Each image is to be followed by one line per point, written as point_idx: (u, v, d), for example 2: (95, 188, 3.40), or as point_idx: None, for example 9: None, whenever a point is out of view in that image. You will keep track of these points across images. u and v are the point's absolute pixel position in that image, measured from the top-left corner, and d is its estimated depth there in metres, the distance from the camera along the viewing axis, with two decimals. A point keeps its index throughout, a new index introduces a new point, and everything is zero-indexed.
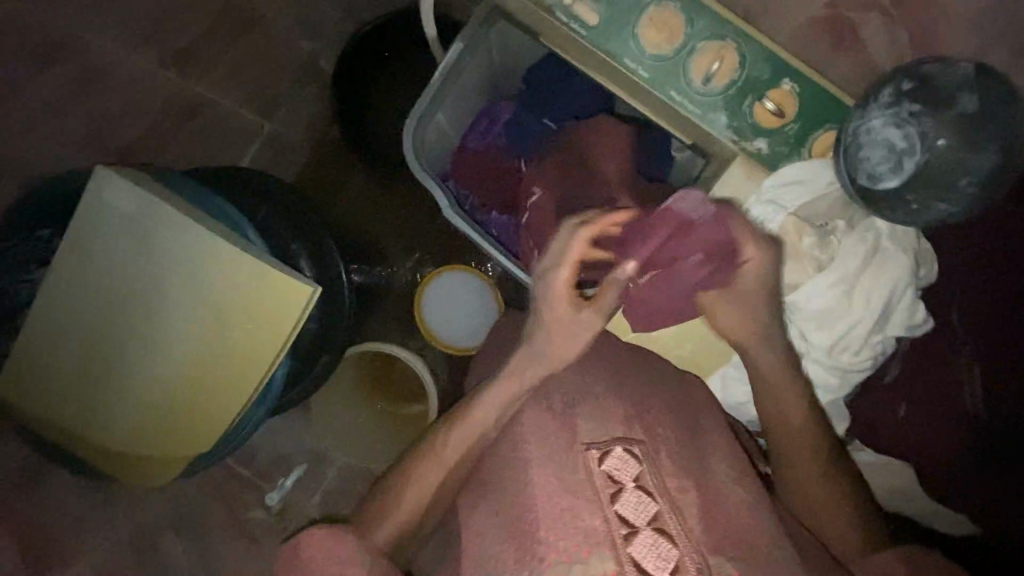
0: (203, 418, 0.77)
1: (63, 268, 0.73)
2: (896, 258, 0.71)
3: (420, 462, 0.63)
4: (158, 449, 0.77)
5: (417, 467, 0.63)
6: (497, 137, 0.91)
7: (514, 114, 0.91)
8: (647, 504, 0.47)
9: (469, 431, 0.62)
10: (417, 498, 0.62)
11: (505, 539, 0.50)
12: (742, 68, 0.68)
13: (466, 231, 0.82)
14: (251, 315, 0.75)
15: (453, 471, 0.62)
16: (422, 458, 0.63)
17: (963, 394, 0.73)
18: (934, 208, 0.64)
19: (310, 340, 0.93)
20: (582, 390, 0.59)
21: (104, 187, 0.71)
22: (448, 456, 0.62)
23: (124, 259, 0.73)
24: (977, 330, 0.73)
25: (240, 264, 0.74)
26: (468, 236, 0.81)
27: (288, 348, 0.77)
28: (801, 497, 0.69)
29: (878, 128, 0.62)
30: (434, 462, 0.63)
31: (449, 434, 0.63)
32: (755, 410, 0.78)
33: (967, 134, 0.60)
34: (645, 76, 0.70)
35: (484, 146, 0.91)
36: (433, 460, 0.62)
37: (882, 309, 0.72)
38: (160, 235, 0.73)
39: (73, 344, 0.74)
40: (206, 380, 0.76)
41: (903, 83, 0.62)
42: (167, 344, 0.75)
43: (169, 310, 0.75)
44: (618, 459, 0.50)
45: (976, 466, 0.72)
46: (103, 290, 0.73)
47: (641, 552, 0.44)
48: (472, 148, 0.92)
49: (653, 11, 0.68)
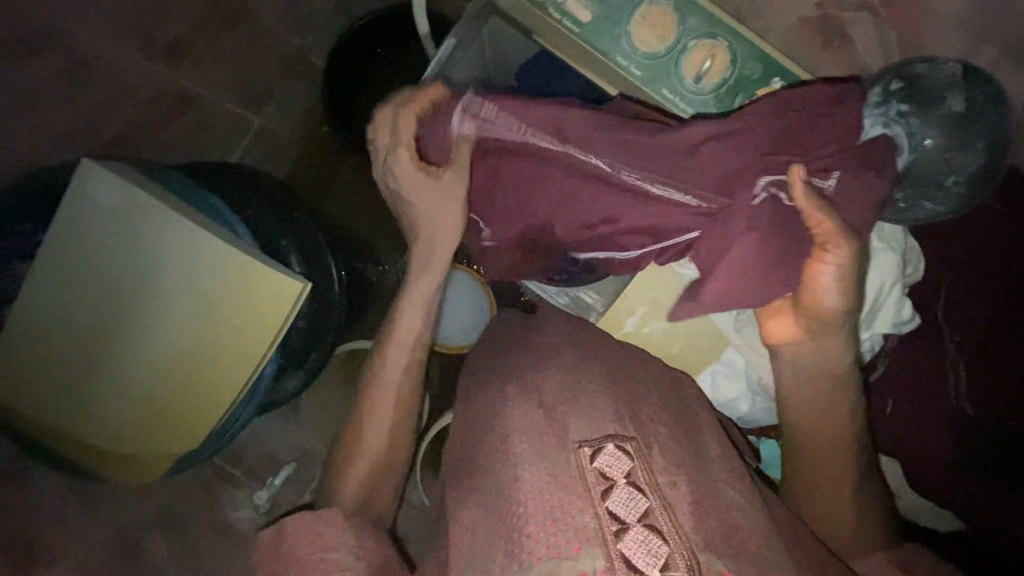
0: (190, 416, 0.76)
1: (46, 263, 0.72)
2: (888, 255, 0.69)
3: (371, 395, 0.70)
4: (144, 448, 0.76)
5: (371, 402, 0.70)
6: None
7: None
8: (637, 500, 0.47)
9: (406, 348, 0.71)
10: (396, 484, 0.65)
11: (494, 534, 0.49)
12: (733, 67, 0.69)
13: None
14: (240, 310, 0.74)
15: (402, 399, 0.71)
16: (372, 389, 0.70)
17: (948, 391, 0.75)
18: (920, 207, 0.65)
19: (301, 339, 0.92)
20: (572, 387, 0.58)
21: (88, 181, 0.70)
22: (377, 423, 0.70)
23: (109, 252, 0.72)
24: (967, 327, 0.74)
25: (230, 260, 0.73)
26: None
27: (277, 345, 0.76)
28: (810, 501, 0.67)
29: (865, 128, 0.64)
30: (383, 393, 0.70)
31: (388, 357, 0.71)
32: (743, 408, 0.79)
33: (954, 133, 0.61)
34: (637, 73, 0.70)
35: None
36: (371, 428, 0.69)
37: (872, 306, 0.70)
38: (147, 230, 0.72)
39: (54, 341, 0.72)
40: (193, 378, 0.75)
41: (892, 83, 0.64)
42: (154, 341, 0.74)
43: (157, 305, 0.74)
44: (610, 455, 0.50)
45: (960, 464, 0.74)
46: (87, 285, 0.72)
47: (631, 549, 0.44)
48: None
49: (645, 9, 0.68)
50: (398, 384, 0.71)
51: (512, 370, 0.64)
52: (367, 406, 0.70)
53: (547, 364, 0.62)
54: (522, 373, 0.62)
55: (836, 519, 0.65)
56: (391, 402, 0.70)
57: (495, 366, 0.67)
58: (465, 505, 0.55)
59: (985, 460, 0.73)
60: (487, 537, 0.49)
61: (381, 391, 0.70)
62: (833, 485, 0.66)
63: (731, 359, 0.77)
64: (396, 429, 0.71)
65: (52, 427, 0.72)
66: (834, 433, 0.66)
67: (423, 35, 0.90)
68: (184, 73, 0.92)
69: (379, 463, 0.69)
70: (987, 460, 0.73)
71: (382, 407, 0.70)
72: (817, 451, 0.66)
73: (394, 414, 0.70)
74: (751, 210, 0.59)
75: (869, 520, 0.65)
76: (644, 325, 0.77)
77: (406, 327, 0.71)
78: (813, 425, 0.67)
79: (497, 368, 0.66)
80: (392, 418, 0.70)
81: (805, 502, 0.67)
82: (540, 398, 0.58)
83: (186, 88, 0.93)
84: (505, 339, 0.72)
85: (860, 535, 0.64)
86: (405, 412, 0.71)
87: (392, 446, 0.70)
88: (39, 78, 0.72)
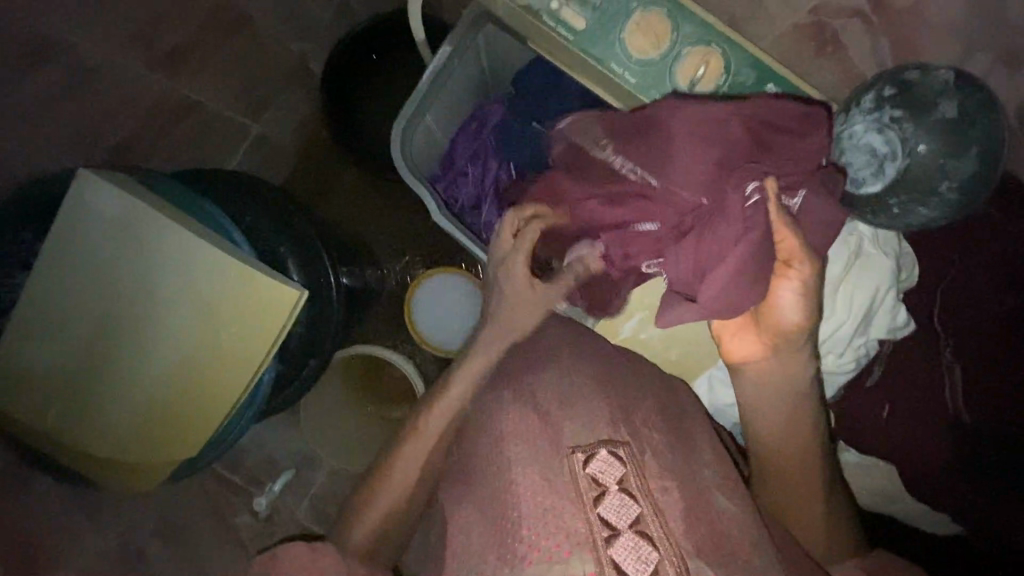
0: (188, 422, 0.76)
1: (46, 270, 0.72)
2: (880, 260, 0.70)
3: (407, 445, 0.67)
4: (141, 455, 0.76)
5: (404, 450, 0.67)
6: (485, 140, 0.90)
7: (503, 117, 0.90)
8: (629, 506, 0.46)
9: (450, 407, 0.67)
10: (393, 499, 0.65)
11: (487, 537, 0.50)
12: (727, 73, 0.69)
13: (451, 232, 0.81)
14: (238, 317, 0.75)
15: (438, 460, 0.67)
16: (408, 442, 0.67)
17: (945, 396, 0.75)
18: (915, 212, 0.65)
19: (299, 344, 0.93)
20: (566, 393, 0.59)
21: (87, 190, 0.71)
22: (403, 476, 0.66)
23: (108, 260, 0.72)
24: (962, 332, 0.74)
25: (227, 269, 0.74)
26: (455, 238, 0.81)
27: (275, 353, 0.76)
28: (788, 507, 0.65)
29: (860, 133, 0.64)
30: (417, 446, 0.66)
31: (432, 414, 0.67)
32: (740, 413, 0.80)
33: (947, 139, 0.62)
34: (632, 80, 0.70)
35: (472, 149, 0.91)
36: (393, 477, 0.66)
37: (867, 312, 0.70)
38: (145, 239, 0.72)
39: (53, 349, 0.72)
40: (191, 385, 0.75)
41: (885, 89, 0.64)
42: (152, 348, 0.75)
43: (155, 314, 0.74)
44: (603, 461, 0.50)
45: (957, 468, 0.73)
46: (86, 292, 0.73)
47: (621, 555, 0.44)
48: (459, 153, 0.91)
49: (639, 16, 0.69)
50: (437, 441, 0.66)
51: (508, 375, 0.64)
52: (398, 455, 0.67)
53: (543, 369, 0.63)
54: (518, 378, 0.62)
55: (809, 523, 0.64)
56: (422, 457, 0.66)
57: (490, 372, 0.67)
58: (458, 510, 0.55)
59: (982, 462, 0.73)
60: (480, 540, 0.50)
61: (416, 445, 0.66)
62: (809, 492, 0.64)
63: (727, 364, 0.77)
64: (418, 484, 0.66)
65: (52, 434, 0.73)
66: (810, 433, 0.65)
67: (420, 42, 0.91)
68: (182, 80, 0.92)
69: (396, 506, 0.66)
70: (981, 468, 0.72)
71: (414, 460, 0.66)
72: (788, 451, 0.65)
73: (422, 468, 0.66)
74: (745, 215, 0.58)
75: (840, 524, 0.65)
76: (641, 329, 0.77)
77: (459, 391, 0.67)
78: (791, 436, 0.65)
79: (493, 372, 0.66)
80: (421, 476, 0.66)
81: (785, 510, 0.65)
82: (534, 403, 0.58)
83: (185, 96, 0.93)
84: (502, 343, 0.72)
85: (833, 539, 0.64)
86: (436, 470, 0.67)
87: (413, 499, 0.67)
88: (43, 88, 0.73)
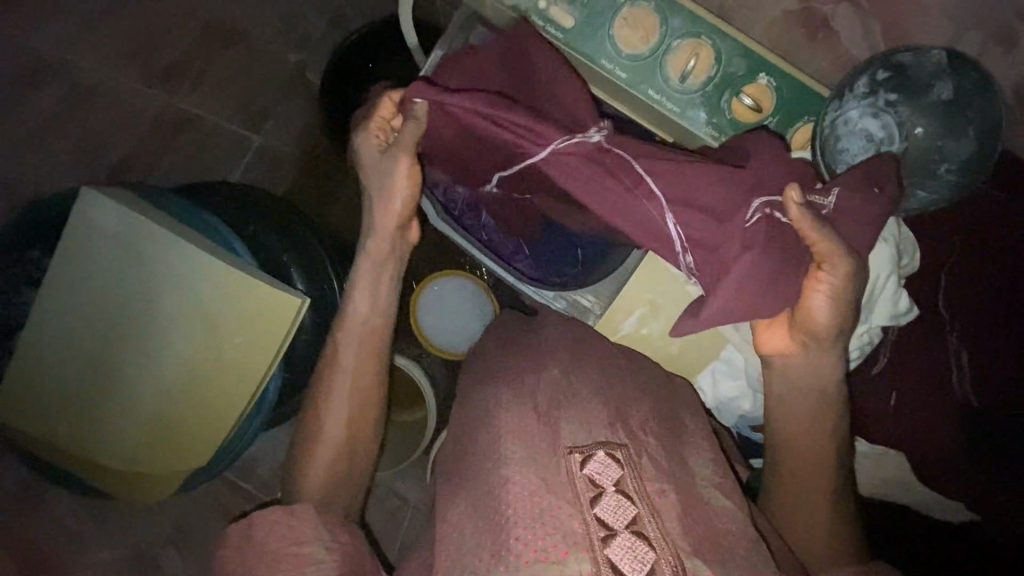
0: (194, 432, 0.77)
1: (54, 287, 0.74)
2: (879, 246, 0.68)
3: (325, 391, 0.71)
4: (153, 466, 0.77)
5: (323, 396, 0.71)
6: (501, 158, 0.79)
7: None
8: (626, 507, 0.47)
9: (365, 342, 0.72)
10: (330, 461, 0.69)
11: (481, 537, 0.49)
12: (718, 65, 0.68)
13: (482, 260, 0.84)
14: (238, 328, 0.75)
15: (365, 387, 0.72)
16: (332, 387, 0.71)
17: (952, 383, 0.74)
18: (914, 196, 0.65)
19: (303, 351, 0.94)
20: (563, 394, 0.59)
21: (88, 206, 0.72)
22: (331, 436, 0.69)
23: (112, 273, 0.74)
24: (969, 318, 0.73)
25: (229, 280, 0.75)
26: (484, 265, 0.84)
27: (278, 362, 0.77)
28: (795, 517, 0.65)
29: (854, 119, 0.63)
30: (330, 410, 0.70)
31: (340, 347, 0.72)
32: (744, 407, 0.79)
33: (943, 121, 0.61)
34: (622, 75, 0.70)
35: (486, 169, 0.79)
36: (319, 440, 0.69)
37: (869, 298, 0.69)
38: (148, 253, 0.74)
39: (64, 365, 0.74)
40: (196, 395, 0.76)
41: (878, 72, 0.62)
42: (160, 360, 0.76)
43: (160, 326, 0.75)
44: (600, 462, 0.50)
45: (963, 455, 0.73)
46: (94, 306, 0.74)
47: (617, 554, 0.45)
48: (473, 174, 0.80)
49: (627, 11, 0.69)
50: (353, 370, 0.71)
51: (504, 376, 0.64)
52: (323, 403, 0.70)
53: (540, 369, 0.63)
54: (515, 378, 0.62)
55: (813, 511, 0.65)
56: (344, 413, 0.70)
57: (486, 373, 0.68)
58: (452, 509, 0.55)
59: (990, 449, 0.72)
60: (475, 541, 0.50)
61: (335, 377, 0.71)
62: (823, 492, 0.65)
63: (731, 358, 0.77)
64: (344, 444, 0.70)
65: (65, 449, 0.74)
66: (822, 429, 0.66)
67: (412, 47, 0.91)
68: (181, 96, 0.93)
69: (330, 461, 0.69)
70: (987, 457, 0.72)
71: (334, 416, 0.70)
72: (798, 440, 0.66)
73: (351, 404, 0.71)
74: (745, 233, 0.59)
75: (845, 531, 0.65)
76: (642, 325, 0.77)
77: (368, 331, 0.72)
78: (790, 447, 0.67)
79: (489, 375, 0.67)
80: (350, 415, 0.70)
81: (794, 525, 0.65)
82: (530, 403, 0.58)
83: (183, 110, 0.94)
84: (498, 344, 0.73)
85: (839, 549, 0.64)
86: (362, 417, 0.71)
87: (356, 440, 0.71)
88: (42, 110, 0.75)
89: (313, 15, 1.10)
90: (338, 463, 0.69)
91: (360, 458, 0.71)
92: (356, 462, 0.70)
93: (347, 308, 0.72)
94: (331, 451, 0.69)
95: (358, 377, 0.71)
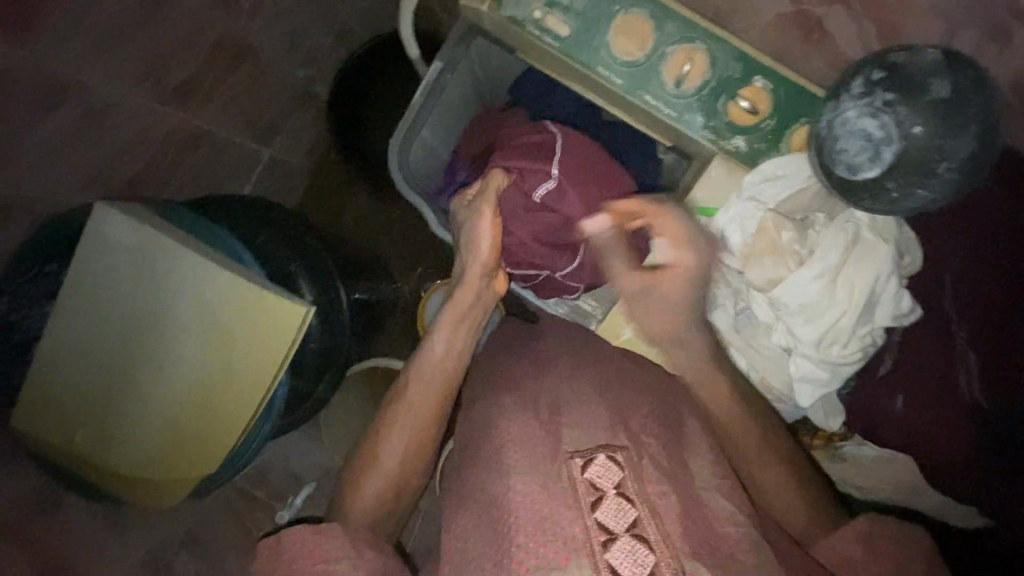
0: (209, 440, 0.78)
1: (70, 299, 0.75)
2: (880, 246, 0.70)
3: (390, 416, 0.70)
4: (166, 473, 0.79)
5: (387, 421, 0.70)
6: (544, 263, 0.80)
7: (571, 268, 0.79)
8: (626, 510, 0.47)
9: (437, 373, 0.71)
10: (367, 490, 0.68)
11: (487, 545, 0.50)
12: (713, 69, 0.69)
13: (411, 198, 0.86)
14: (246, 335, 0.77)
15: (432, 413, 0.70)
16: (393, 412, 0.70)
17: (960, 385, 0.73)
18: (914, 195, 0.63)
19: (313, 359, 0.95)
20: (563, 396, 0.60)
21: (103, 220, 0.74)
22: (389, 461, 0.69)
23: (127, 285, 0.76)
24: (981, 321, 0.72)
25: (238, 287, 0.77)
26: (413, 204, 0.86)
27: (286, 370, 0.79)
28: (769, 496, 0.66)
29: (853, 119, 0.63)
30: (393, 439, 0.69)
31: (409, 387, 0.71)
32: None
33: (943, 119, 0.60)
34: (620, 81, 0.71)
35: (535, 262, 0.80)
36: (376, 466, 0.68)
37: (868, 299, 0.70)
38: (163, 265, 0.76)
39: (81, 376, 0.76)
40: (208, 402, 0.78)
41: (874, 72, 0.63)
42: (173, 367, 0.78)
43: (172, 335, 0.77)
44: (601, 466, 0.51)
45: (970, 458, 0.73)
46: (111, 317, 0.76)
47: (618, 559, 0.45)
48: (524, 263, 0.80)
49: (622, 19, 0.69)
50: (418, 410, 0.70)
51: (507, 384, 0.65)
52: (381, 431, 0.70)
53: (541, 376, 0.64)
54: (519, 384, 0.63)
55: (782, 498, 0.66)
56: (400, 442, 0.69)
57: (488, 379, 0.69)
58: (458, 517, 0.56)
59: (997, 452, 0.72)
60: (478, 548, 0.51)
61: (400, 414, 0.70)
62: (787, 483, 0.66)
63: None
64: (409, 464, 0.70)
65: (81, 456, 0.76)
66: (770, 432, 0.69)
67: (415, 59, 0.94)
68: (192, 111, 0.92)
69: (389, 493, 0.68)
70: (996, 465, 0.72)
71: (393, 445, 0.69)
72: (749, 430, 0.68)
73: (410, 444, 0.69)
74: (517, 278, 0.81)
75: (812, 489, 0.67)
76: None
77: (436, 366, 0.72)
78: (757, 442, 0.67)
79: (492, 383, 0.67)
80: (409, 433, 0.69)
81: (777, 509, 0.66)
82: (532, 407, 0.59)
83: (197, 126, 0.95)
84: (500, 352, 0.74)
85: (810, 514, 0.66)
86: (426, 447, 0.70)
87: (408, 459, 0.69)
88: (61, 127, 0.73)
89: (324, 32, 1.13)
90: (388, 496, 0.68)
91: (409, 473, 0.70)
92: (409, 480, 0.70)
93: (425, 348, 0.73)
94: (377, 485, 0.68)
95: (424, 418, 0.70)
